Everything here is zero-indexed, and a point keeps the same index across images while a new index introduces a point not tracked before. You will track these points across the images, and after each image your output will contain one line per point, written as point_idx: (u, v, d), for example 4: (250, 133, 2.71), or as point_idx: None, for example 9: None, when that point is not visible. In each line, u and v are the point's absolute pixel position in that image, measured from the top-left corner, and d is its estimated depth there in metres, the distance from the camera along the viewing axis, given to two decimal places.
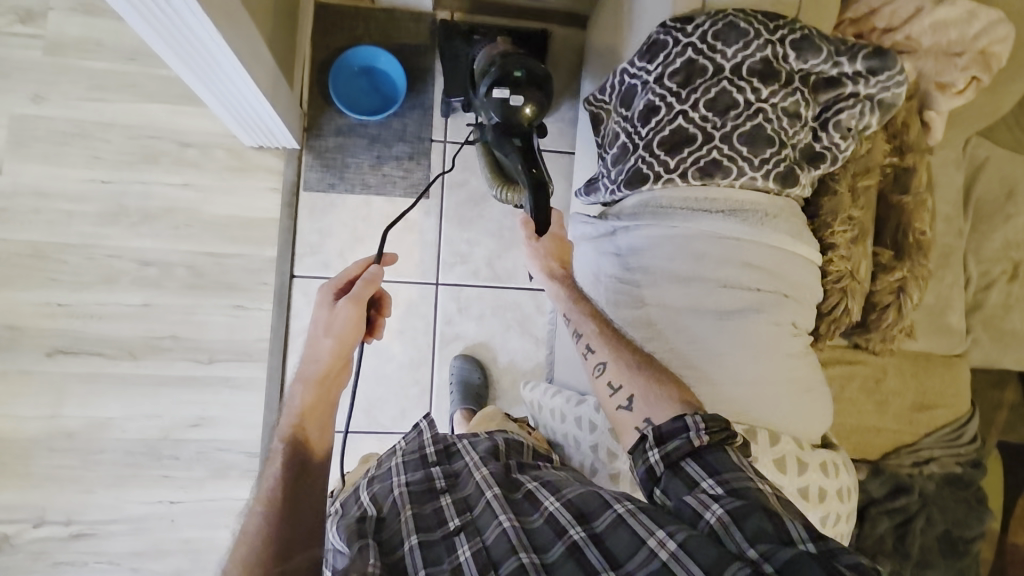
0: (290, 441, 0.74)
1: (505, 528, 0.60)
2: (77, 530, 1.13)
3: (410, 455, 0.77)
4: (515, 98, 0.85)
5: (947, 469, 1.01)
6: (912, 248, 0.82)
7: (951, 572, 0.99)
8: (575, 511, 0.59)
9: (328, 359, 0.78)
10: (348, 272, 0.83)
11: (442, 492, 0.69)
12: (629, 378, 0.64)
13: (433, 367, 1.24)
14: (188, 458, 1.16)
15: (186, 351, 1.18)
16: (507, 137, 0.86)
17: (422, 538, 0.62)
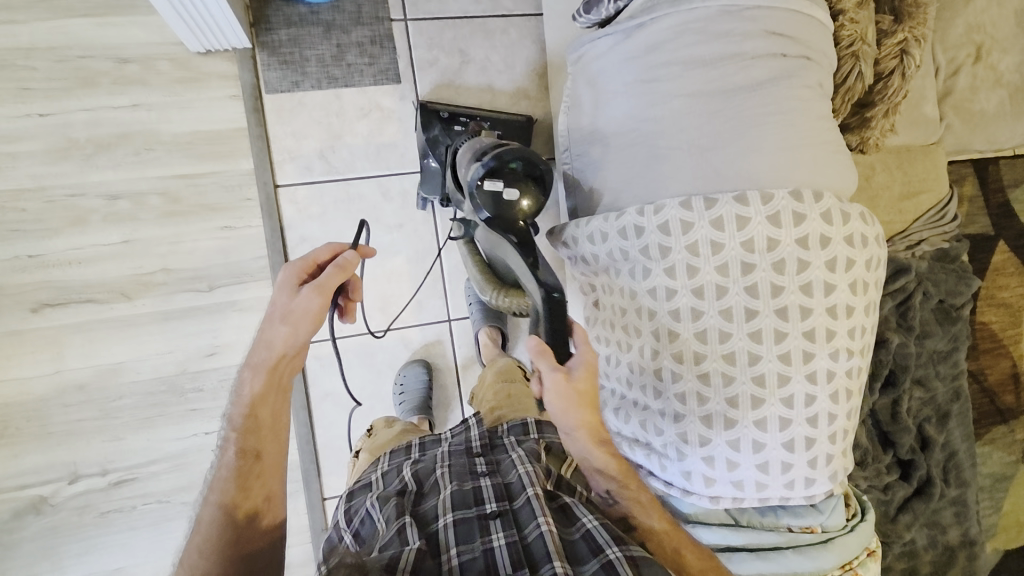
0: (243, 433, 0.73)
1: (542, 529, 0.69)
2: (117, 477, 1.09)
3: (456, 449, 0.91)
4: (509, 191, 0.80)
5: (936, 247, 1.09)
6: (911, 9, 0.86)
7: (946, 337, 1.09)
8: (610, 533, 0.69)
9: (280, 346, 0.75)
10: (310, 254, 0.77)
11: (483, 478, 0.82)
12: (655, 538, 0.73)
13: (441, 256, 1.23)
14: (213, 387, 1.13)
15: (182, 282, 1.12)
16: (502, 228, 0.83)
17: (457, 516, 0.74)
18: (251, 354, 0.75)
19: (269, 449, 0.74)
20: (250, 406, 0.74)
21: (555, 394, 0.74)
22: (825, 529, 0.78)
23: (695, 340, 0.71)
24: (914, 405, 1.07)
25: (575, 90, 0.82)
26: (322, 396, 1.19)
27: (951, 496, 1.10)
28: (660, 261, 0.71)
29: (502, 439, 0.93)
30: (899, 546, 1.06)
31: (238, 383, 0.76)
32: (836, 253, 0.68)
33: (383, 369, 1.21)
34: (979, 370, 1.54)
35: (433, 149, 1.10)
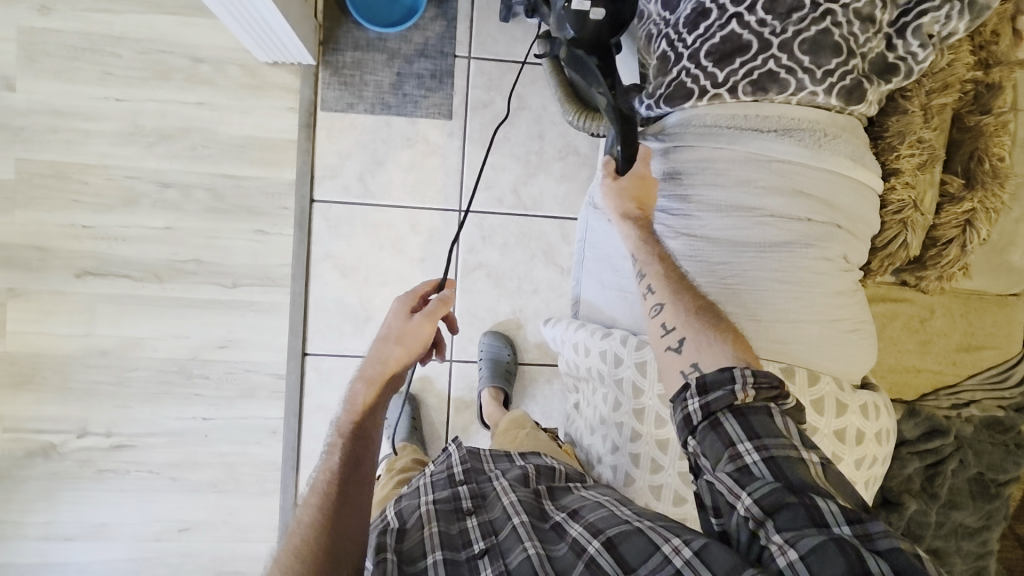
0: (351, 438, 0.73)
1: (528, 556, 0.64)
2: (119, 441, 1.17)
3: (438, 476, 0.84)
4: (595, 12, 0.80)
5: (989, 413, 0.95)
6: (987, 176, 0.83)
7: (977, 512, 0.97)
8: (596, 530, 0.65)
9: (390, 364, 0.80)
10: (420, 289, 0.86)
11: (468, 517, 0.75)
12: (682, 322, 0.66)
13: (456, 296, 1.23)
14: (218, 377, 1.19)
15: (210, 274, 1.18)
16: (585, 54, 0.83)
17: (446, 556, 0.68)
18: (364, 368, 0.80)
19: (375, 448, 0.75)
20: (360, 414, 0.76)
21: (607, 195, 0.74)
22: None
23: (654, 448, 0.75)
24: None
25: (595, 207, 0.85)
26: (315, 408, 1.22)
27: None
28: (630, 399, 0.76)
29: (484, 463, 0.87)
30: None
31: (349, 393, 0.79)
32: (818, 445, 0.68)
33: None
34: None
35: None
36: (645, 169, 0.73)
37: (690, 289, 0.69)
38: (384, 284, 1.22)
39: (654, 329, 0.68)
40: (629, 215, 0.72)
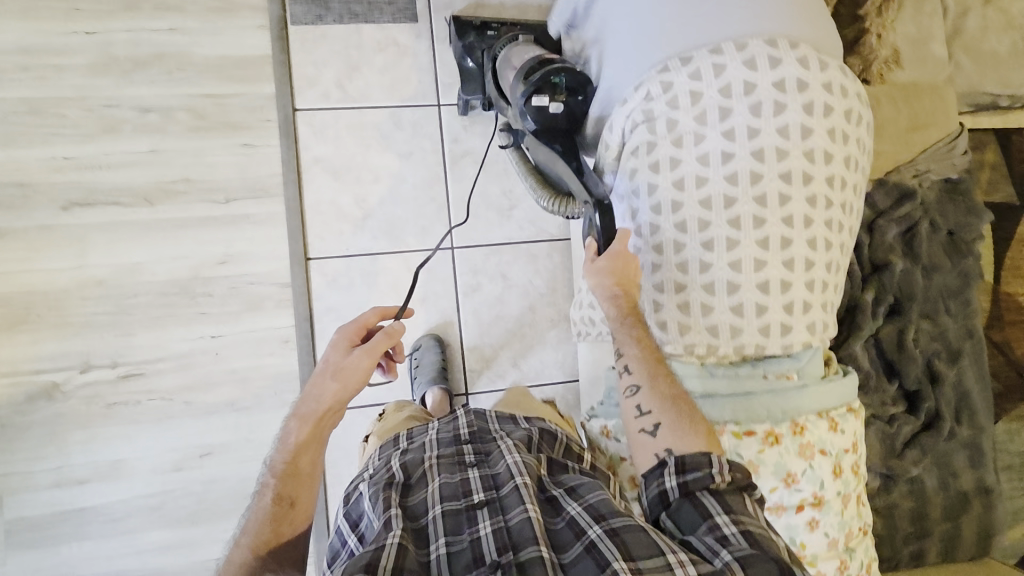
0: (282, 478, 0.77)
1: (528, 516, 0.70)
2: (125, 371, 1.13)
3: (444, 434, 0.91)
4: (553, 105, 0.87)
5: (942, 177, 1.07)
6: None
7: (955, 272, 1.05)
8: (595, 513, 0.69)
9: (327, 402, 0.78)
10: (362, 319, 0.82)
11: (472, 467, 0.82)
12: (659, 408, 0.76)
13: (447, 184, 1.27)
14: (222, 293, 1.18)
15: (202, 192, 1.19)
16: (547, 139, 0.90)
17: (447, 508, 0.75)
18: (299, 405, 0.79)
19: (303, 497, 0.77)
20: (293, 453, 0.77)
21: (591, 275, 0.81)
22: (800, 377, 0.83)
23: (672, 148, 0.76)
24: (921, 338, 1.02)
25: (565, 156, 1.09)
26: (325, 310, 1.21)
27: (964, 437, 1.04)
28: (641, 115, 0.77)
29: (490, 426, 0.94)
30: (904, 482, 1.01)
31: (283, 430, 0.79)
32: (814, 96, 0.73)
33: (385, 288, 1.23)
34: (1005, 344, 1.46)
35: (468, 54, 1.14)
36: (623, 249, 0.80)
37: (665, 373, 0.79)
38: (376, 181, 1.24)
39: (631, 410, 0.77)
40: (610, 293, 0.80)
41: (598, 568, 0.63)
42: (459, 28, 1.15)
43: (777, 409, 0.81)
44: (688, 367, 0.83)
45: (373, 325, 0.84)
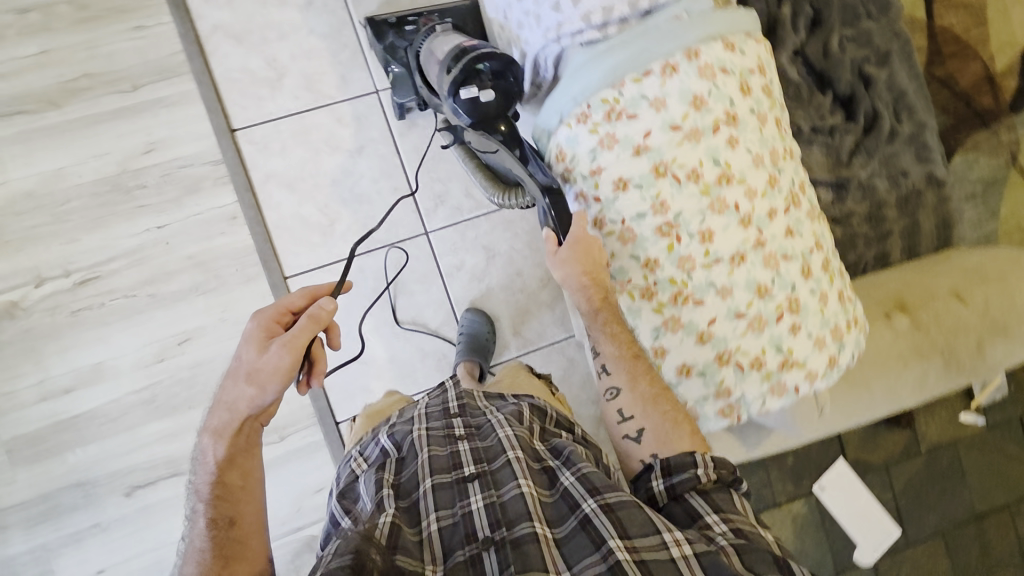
0: (214, 500, 0.68)
1: (520, 490, 0.65)
2: (80, 277, 1.12)
3: (433, 409, 0.85)
4: (484, 94, 0.75)
5: None
6: None
7: None
8: (589, 484, 0.64)
9: (241, 410, 0.71)
10: (281, 302, 0.73)
11: (461, 440, 0.77)
12: (641, 413, 0.72)
13: (356, 27, 1.22)
14: (156, 182, 1.15)
15: (107, 84, 1.14)
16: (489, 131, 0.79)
17: (436, 480, 0.70)
18: (211, 419, 0.72)
19: (245, 512, 0.69)
20: (218, 471, 0.70)
21: (557, 265, 0.72)
22: (689, 15, 0.70)
23: None
24: (848, 42, 1.01)
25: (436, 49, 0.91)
26: (265, 178, 1.19)
27: (905, 134, 1.04)
28: None
29: (478, 401, 0.88)
30: (858, 188, 1.03)
31: (200, 450, 0.72)
32: None
33: (319, 145, 1.21)
34: (949, 79, 1.45)
35: (392, 57, 1.08)
36: (588, 236, 0.71)
37: (645, 370, 0.74)
38: (282, 39, 1.20)
39: (611, 413, 0.75)
40: (582, 284, 0.72)
41: (592, 544, 0.59)
42: (376, 28, 1.09)
43: (668, 46, 0.68)
44: (582, 58, 0.71)
45: (298, 310, 0.76)
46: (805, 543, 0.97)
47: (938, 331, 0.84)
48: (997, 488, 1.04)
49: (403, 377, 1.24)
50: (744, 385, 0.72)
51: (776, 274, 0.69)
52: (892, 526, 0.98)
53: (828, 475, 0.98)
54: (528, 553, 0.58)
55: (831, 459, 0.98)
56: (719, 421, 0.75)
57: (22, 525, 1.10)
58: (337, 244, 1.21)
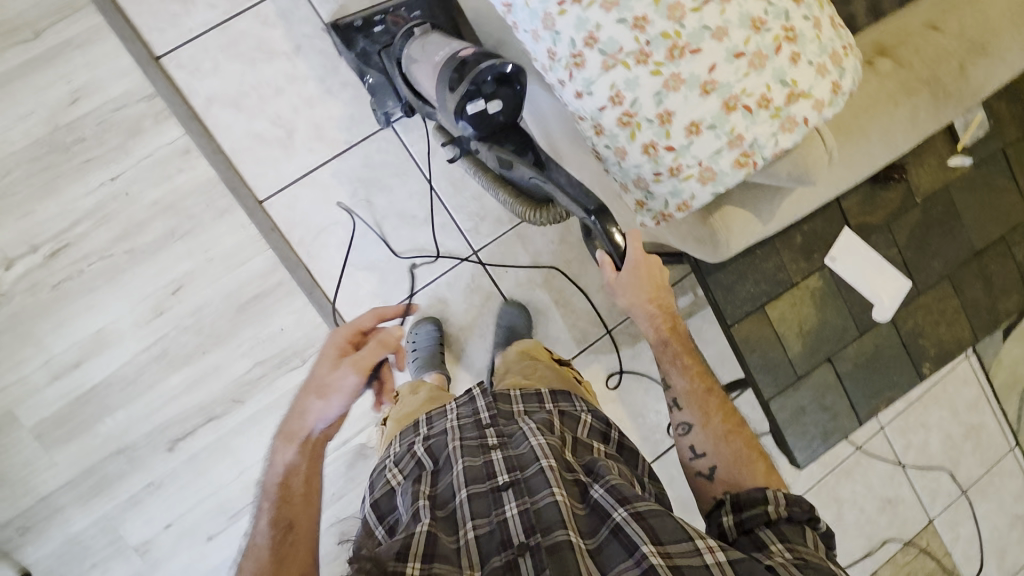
0: (279, 502, 0.66)
1: (554, 498, 0.64)
2: (50, 249, 1.07)
3: (465, 421, 0.83)
4: (491, 106, 0.83)
5: None
6: None
7: None
8: (618, 495, 0.65)
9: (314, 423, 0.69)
10: (357, 321, 0.72)
11: (494, 450, 0.76)
12: (714, 449, 0.80)
13: None
14: (95, 132, 1.08)
15: (5, 37, 1.04)
16: (494, 142, 0.87)
17: (472, 491, 0.69)
18: (286, 424, 0.71)
19: (304, 520, 0.66)
20: (283, 478, 0.68)
21: (616, 287, 0.83)
22: None
23: None
24: None
25: (427, 50, 0.94)
26: (209, 103, 1.13)
27: None
28: None
29: (511, 407, 0.86)
30: None
31: (272, 455, 0.71)
32: None
33: (254, 56, 1.14)
34: None
35: (366, 63, 1.06)
36: (647, 263, 0.82)
37: (718, 413, 0.83)
38: None
39: (683, 446, 0.83)
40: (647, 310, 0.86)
41: (625, 553, 0.60)
42: (342, 36, 1.03)
43: None
44: None
45: (370, 330, 0.74)
46: (825, 315, 1.01)
47: (922, 65, 0.85)
48: (991, 223, 1.08)
49: (405, 275, 1.23)
50: (756, 128, 0.69)
51: (768, 4, 0.67)
52: (903, 280, 1.03)
53: (835, 245, 1.01)
54: (564, 560, 0.58)
55: (836, 232, 1.01)
56: (738, 176, 0.72)
57: (76, 503, 1.10)
58: (301, 158, 1.17)
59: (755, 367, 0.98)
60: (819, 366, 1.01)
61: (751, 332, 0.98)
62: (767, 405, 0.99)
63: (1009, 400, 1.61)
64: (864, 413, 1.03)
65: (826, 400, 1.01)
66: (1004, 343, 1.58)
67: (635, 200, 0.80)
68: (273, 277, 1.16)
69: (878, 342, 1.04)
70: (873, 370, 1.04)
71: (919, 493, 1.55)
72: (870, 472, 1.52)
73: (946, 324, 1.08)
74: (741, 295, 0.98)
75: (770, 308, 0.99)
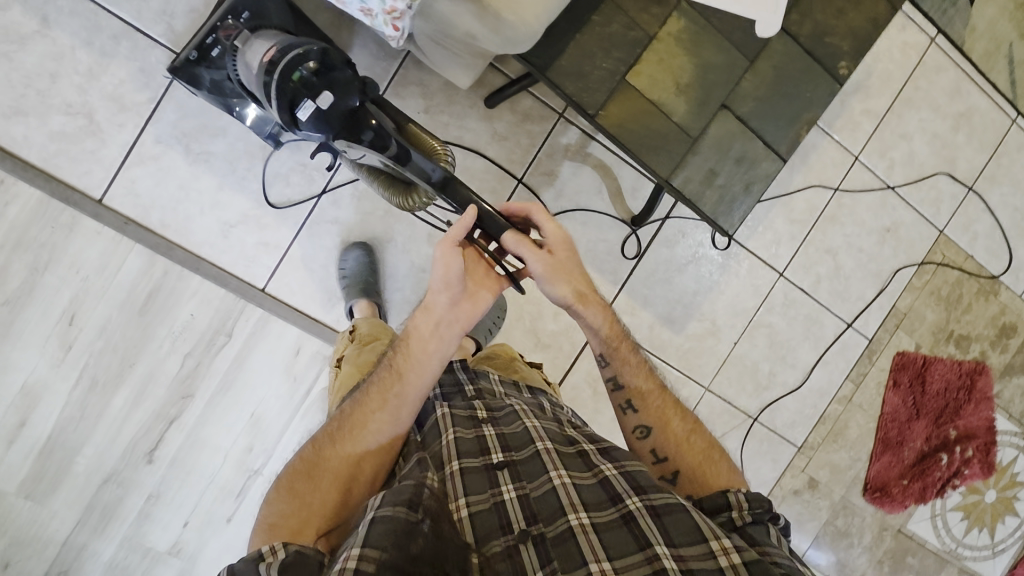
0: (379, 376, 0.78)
1: (554, 484, 0.66)
2: None
3: (449, 386, 0.88)
4: (322, 99, 0.80)
5: None
6: None
7: None
8: (634, 485, 0.67)
9: (448, 305, 0.80)
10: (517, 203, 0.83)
11: (485, 424, 0.77)
12: (674, 449, 0.82)
13: None
14: None
15: None
16: (351, 136, 0.83)
17: (466, 464, 0.70)
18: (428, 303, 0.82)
19: (377, 417, 0.74)
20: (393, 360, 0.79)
21: (549, 283, 0.83)
22: None
23: None
24: None
25: (247, 52, 0.93)
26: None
27: None
28: None
29: (493, 385, 0.89)
30: None
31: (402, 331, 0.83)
32: None
33: (4, 49, 1.00)
34: None
35: (224, 96, 1.03)
36: (564, 254, 0.84)
37: (678, 414, 0.86)
38: None
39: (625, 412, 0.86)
40: (580, 301, 0.85)
41: (637, 544, 0.60)
42: (188, 76, 1.01)
43: None
44: None
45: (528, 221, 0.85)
46: (699, 61, 0.86)
47: None
48: None
49: (283, 215, 1.18)
50: None
51: None
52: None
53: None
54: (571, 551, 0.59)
55: None
56: None
57: (95, 536, 1.15)
58: (114, 136, 1.08)
59: (640, 150, 0.85)
60: (713, 120, 0.88)
61: (622, 113, 0.84)
62: (670, 185, 0.87)
63: (998, 69, 1.40)
64: (783, 151, 0.91)
65: (733, 152, 0.89)
66: (970, 8, 1.35)
67: (359, 11, 0.72)
68: (156, 271, 1.10)
69: (775, 64, 0.89)
70: (780, 97, 0.89)
71: (919, 208, 1.42)
72: (858, 209, 1.38)
73: (852, 6, 0.90)
74: (591, 76, 0.83)
75: (632, 79, 0.84)
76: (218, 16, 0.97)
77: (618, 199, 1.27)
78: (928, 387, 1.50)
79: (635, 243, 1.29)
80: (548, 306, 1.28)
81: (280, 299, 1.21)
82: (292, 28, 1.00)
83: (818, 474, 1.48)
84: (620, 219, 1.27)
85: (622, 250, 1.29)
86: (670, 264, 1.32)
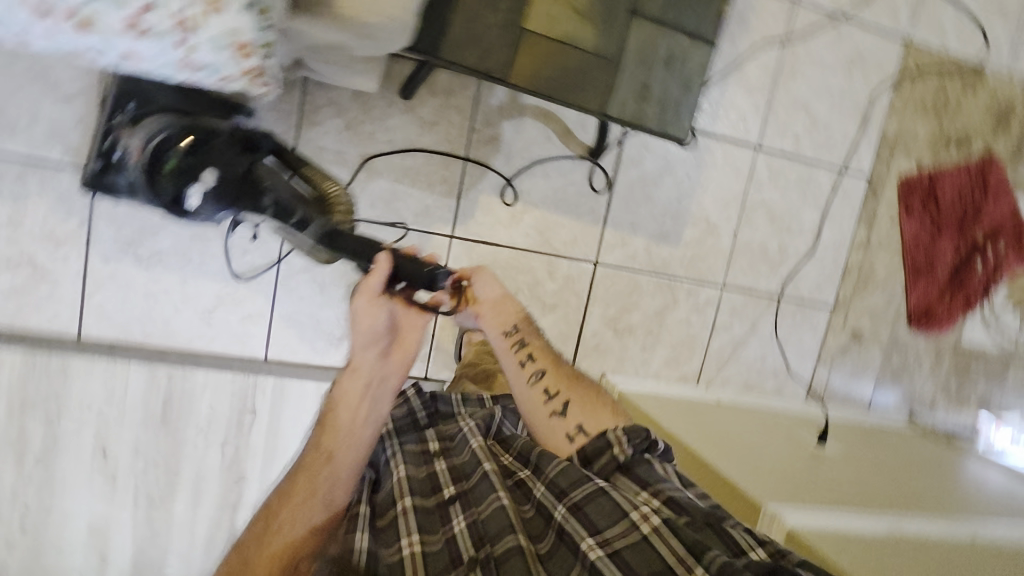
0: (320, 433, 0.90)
1: (501, 504, 0.79)
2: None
3: (401, 422, 1.01)
4: (207, 177, 0.84)
5: None
6: None
7: None
8: (556, 490, 0.79)
9: (382, 360, 0.90)
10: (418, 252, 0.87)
11: (437, 458, 0.93)
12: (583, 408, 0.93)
13: None
14: None
15: None
16: (240, 203, 0.87)
17: (418, 503, 0.84)
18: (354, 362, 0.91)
19: (330, 467, 0.88)
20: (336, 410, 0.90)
21: (488, 322, 0.97)
22: None
23: None
24: None
25: (133, 150, 0.87)
26: None
27: None
28: None
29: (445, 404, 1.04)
30: None
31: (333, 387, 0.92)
32: None
33: None
34: None
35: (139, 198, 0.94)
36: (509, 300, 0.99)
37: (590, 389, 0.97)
38: None
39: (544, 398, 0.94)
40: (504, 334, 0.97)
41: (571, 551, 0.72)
42: (101, 186, 0.97)
43: None
44: None
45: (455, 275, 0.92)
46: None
47: None
48: None
49: (256, 283, 1.15)
50: None
51: None
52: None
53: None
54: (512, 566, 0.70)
55: None
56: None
57: None
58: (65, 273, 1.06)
59: (569, 96, 0.90)
60: (627, 34, 0.92)
61: (544, 65, 0.88)
62: (610, 113, 0.94)
63: None
64: (704, 37, 0.97)
65: (658, 60, 0.95)
66: None
67: (212, 82, 0.68)
68: (159, 381, 1.11)
69: None
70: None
71: (874, 24, 1.35)
72: (813, 51, 1.32)
73: None
74: (488, 36, 0.85)
75: (540, 31, 0.87)
76: (110, 115, 0.91)
77: (570, 138, 1.22)
78: (943, 202, 1.44)
79: (602, 174, 1.25)
80: (542, 267, 1.26)
81: (285, 361, 1.20)
82: (179, 105, 0.86)
83: (860, 321, 1.48)
84: (579, 157, 1.23)
85: (591, 185, 1.25)
86: (644, 181, 1.28)
